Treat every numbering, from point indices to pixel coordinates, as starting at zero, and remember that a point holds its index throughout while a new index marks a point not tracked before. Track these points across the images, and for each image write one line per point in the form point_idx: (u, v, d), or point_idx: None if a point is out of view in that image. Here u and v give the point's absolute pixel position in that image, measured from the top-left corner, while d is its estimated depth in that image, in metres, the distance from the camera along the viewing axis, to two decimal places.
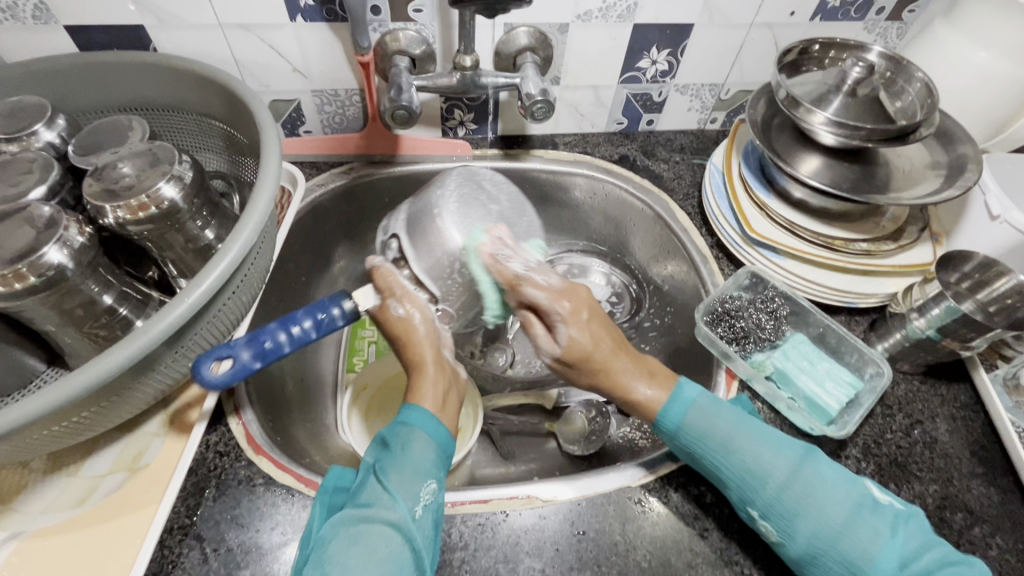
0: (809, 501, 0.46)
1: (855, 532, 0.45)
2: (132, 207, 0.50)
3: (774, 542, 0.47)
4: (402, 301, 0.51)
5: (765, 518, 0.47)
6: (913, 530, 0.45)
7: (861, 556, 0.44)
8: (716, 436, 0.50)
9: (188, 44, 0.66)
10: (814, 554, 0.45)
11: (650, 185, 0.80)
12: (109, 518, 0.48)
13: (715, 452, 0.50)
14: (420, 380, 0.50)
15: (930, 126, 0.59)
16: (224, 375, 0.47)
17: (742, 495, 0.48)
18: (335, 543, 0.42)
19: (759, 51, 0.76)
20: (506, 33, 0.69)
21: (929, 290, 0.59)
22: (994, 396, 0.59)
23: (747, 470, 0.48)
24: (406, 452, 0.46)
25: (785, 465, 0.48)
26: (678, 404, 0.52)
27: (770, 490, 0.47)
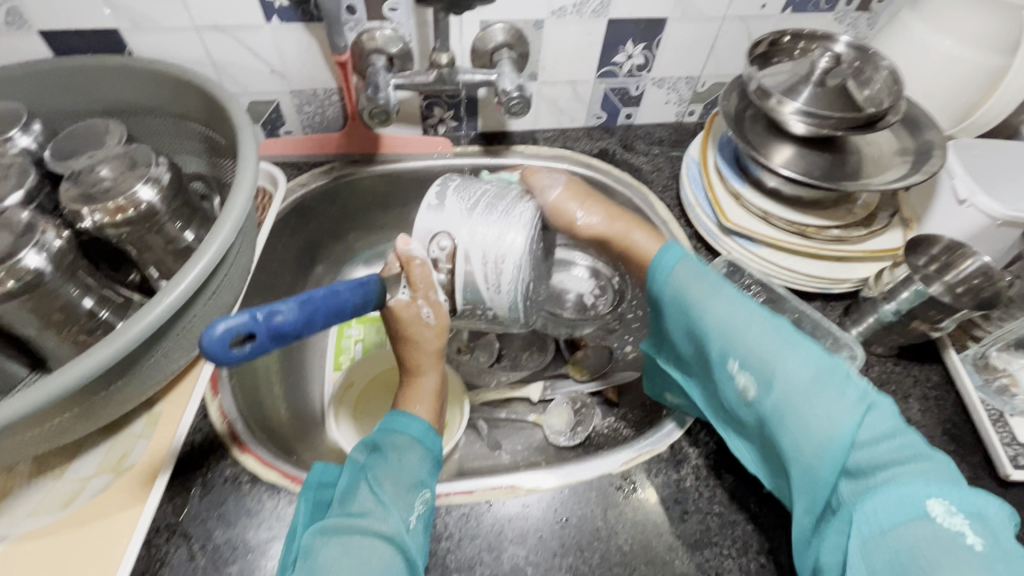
0: (784, 366, 0.45)
1: (823, 394, 0.43)
2: (109, 210, 0.50)
3: (749, 397, 0.47)
4: (430, 303, 0.53)
5: (743, 369, 0.48)
6: (889, 416, 0.43)
7: (825, 426, 0.43)
8: (693, 290, 0.52)
9: (164, 46, 0.66)
10: (780, 413, 0.45)
11: (629, 178, 0.81)
12: (95, 519, 0.48)
13: (699, 304, 0.51)
14: (421, 392, 0.55)
15: (896, 114, 0.61)
16: (247, 352, 0.39)
17: (722, 347, 0.49)
18: (327, 550, 0.42)
19: (732, 44, 0.77)
20: (482, 30, 0.70)
21: (898, 274, 0.61)
22: (964, 375, 0.61)
23: (727, 327, 0.49)
24: (402, 463, 0.48)
25: (768, 331, 0.47)
26: (669, 258, 0.55)
27: (749, 353, 0.47)
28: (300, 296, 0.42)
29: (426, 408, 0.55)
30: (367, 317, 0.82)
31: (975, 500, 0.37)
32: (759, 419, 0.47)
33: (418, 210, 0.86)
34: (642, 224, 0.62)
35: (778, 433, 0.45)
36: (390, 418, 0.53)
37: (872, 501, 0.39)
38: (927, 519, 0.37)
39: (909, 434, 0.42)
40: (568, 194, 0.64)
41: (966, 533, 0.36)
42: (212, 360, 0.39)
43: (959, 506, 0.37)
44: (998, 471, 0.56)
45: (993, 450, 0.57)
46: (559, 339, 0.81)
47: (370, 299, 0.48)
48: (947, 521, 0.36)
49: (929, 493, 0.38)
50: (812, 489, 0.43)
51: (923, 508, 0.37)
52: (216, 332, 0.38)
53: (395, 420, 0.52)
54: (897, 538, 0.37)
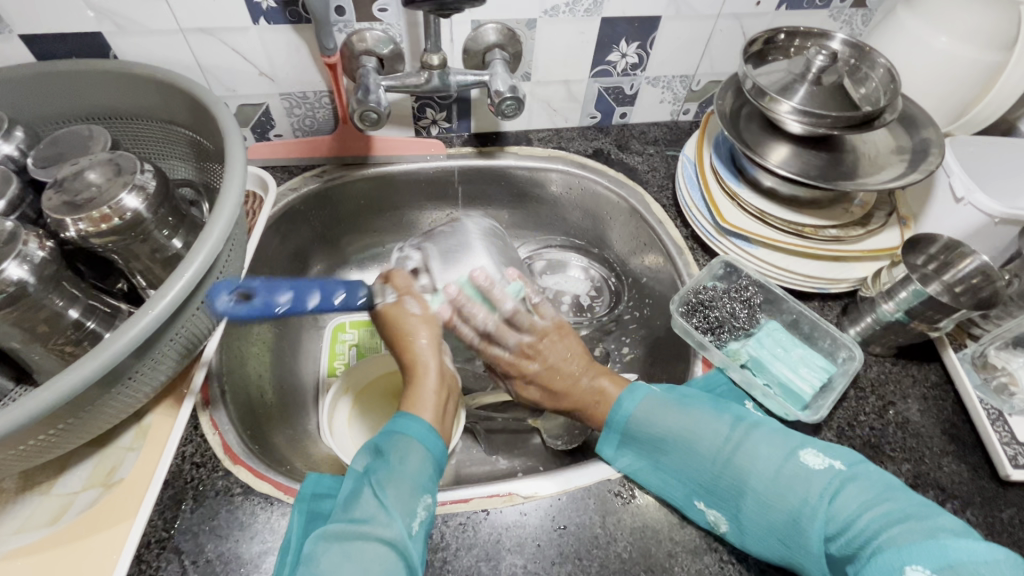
0: (742, 482, 0.47)
1: (789, 496, 0.45)
2: (94, 219, 0.49)
3: (723, 530, 0.49)
4: (416, 300, 0.57)
5: (711, 505, 0.49)
6: (861, 489, 0.43)
7: (800, 528, 0.44)
8: (659, 424, 0.52)
9: (150, 50, 0.65)
10: (758, 532, 0.46)
11: (624, 178, 0.80)
12: (84, 536, 0.47)
13: (659, 447, 0.52)
14: (422, 391, 0.51)
15: (893, 112, 0.60)
16: (231, 309, 0.47)
17: (690, 480, 0.50)
18: (328, 559, 0.42)
19: (727, 42, 0.76)
20: (474, 30, 0.69)
21: (895, 274, 0.60)
22: (963, 374, 0.61)
23: (685, 463, 0.50)
24: (404, 465, 0.46)
25: (719, 447, 0.49)
26: (629, 397, 0.55)
27: (708, 476, 0.49)
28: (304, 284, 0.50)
29: (432, 404, 0.51)
30: (361, 321, 0.82)
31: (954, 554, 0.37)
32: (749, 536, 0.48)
33: (411, 213, 0.85)
34: (596, 365, 0.60)
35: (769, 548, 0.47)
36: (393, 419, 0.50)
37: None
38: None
39: (887, 495, 0.43)
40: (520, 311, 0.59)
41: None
42: (212, 308, 0.48)
43: (932, 563, 0.37)
44: (997, 471, 0.56)
45: (992, 449, 0.56)
46: None
47: (355, 305, 0.56)
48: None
49: (902, 560, 0.38)
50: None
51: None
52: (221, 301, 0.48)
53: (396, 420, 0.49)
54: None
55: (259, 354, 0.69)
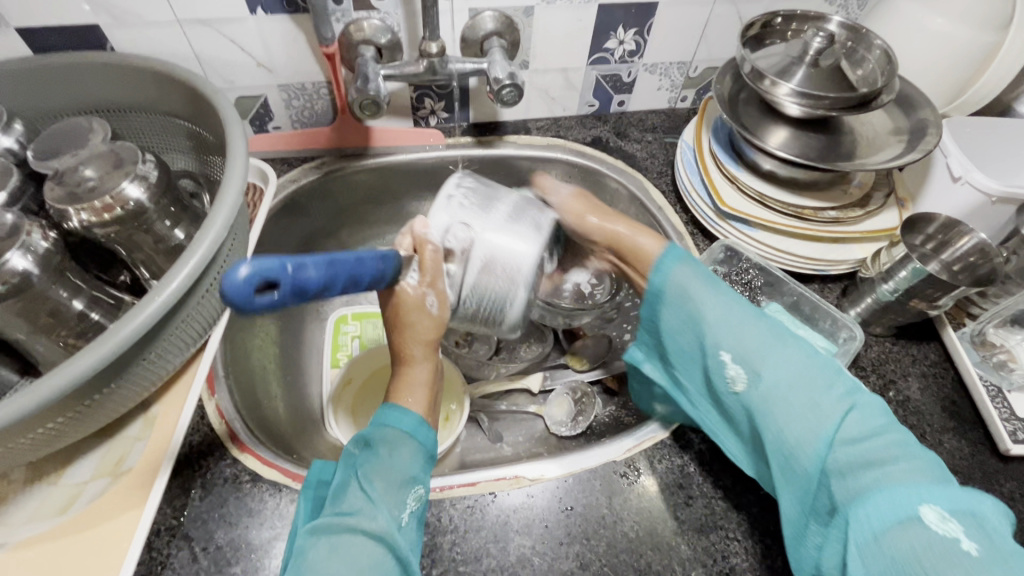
0: (771, 359, 0.45)
1: (811, 391, 0.43)
2: (96, 209, 0.49)
3: (737, 391, 0.47)
4: (436, 291, 0.51)
5: (734, 364, 0.47)
6: (876, 412, 0.43)
7: (811, 417, 0.42)
8: (694, 291, 0.50)
9: (147, 42, 0.65)
10: (770, 405, 0.44)
11: (623, 165, 0.80)
12: (94, 525, 0.48)
13: (694, 304, 0.50)
14: (414, 382, 0.53)
15: (890, 93, 0.60)
16: (269, 303, 0.35)
17: (714, 338, 0.48)
18: (316, 554, 0.41)
19: (724, 27, 0.77)
20: (472, 18, 0.69)
21: (895, 255, 0.60)
22: (962, 352, 0.61)
23: (721, 326, 0.48)
24: (394, 458, 0.47)
25: (756, 325, 0.47)
26: (669, 260, 0.52)
27: (732, 347, 0.47)
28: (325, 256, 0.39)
29: (420, 399, 0.53)
30: (362, 312, 0.82)
31: (971, 503, 0.36)
32: (749, 412, 0.46)
33: (411, 204, 0.86)
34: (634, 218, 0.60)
35: (765, 428, 0.45)
36: (385, 410, 0.51)
37: (865, 503, 0.38)
38: (916, 521, 0.36)
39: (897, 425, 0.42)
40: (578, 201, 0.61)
41: (961, 538, 0.35)
42: (223, 297, 0.33)
43: (948, 506, 0.36)
44: (997, 446, 0.57)
45: (992, 425, 0.57)
46: (558, 330, 0.81)
47: (386, 275, 0.47)
48: (939, 526, 0.35)
49: (920, 497, 0.36)
50: (799, 482, 0.43)
51: (914, 512, 0.36)
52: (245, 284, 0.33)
53: (389, 413, 0.50)
54: (893, 544, 0.36)
55: (262, 345, 0.69)
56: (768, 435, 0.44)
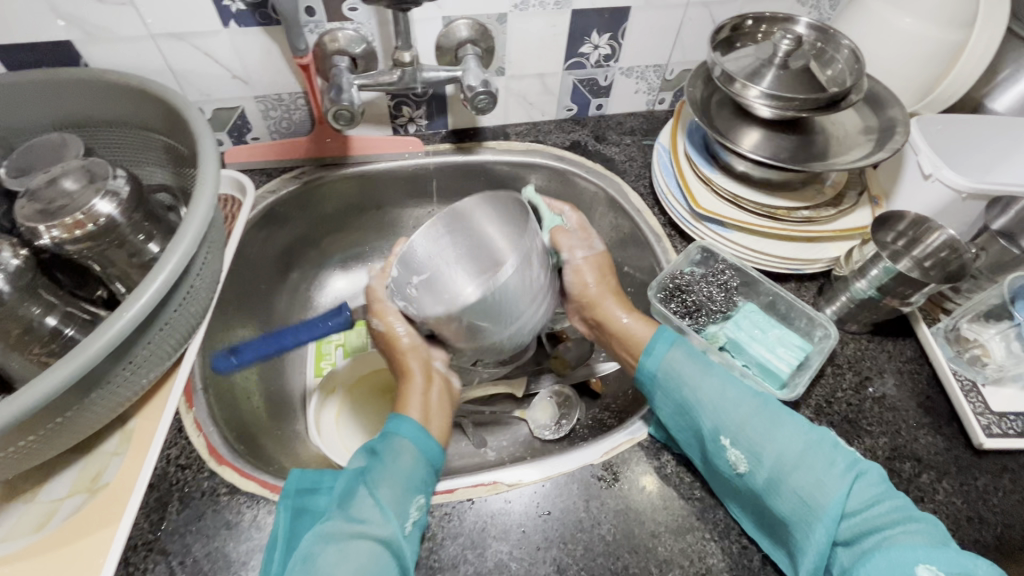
0: (769, 437, 0.48)
1: (811, 466, 0.46)
2: (67, 226, 0.49)
3: (740, 471, 0.48)
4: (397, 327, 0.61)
5: (735, 445, 0.49)
6: (873, 481, 0.46)
7: (813, 492, 0.45)
8: (687, 374, 0.53)
9: (121, 56, 0.65)
10: (773, 483, 0.46)
11: (602, 168, 0.81)
12: (71, 540, 0.48)
13: (690, 387, 0.53)
14: (410, 396, 0.57)
15: (858, 93, 0.61)
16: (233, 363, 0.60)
17: (713, 420, 0.50)
18: (327, 557, 0.43)
19: (697, 30, 0.77)
20: (445, 27, 0.69)
21: (866, 252, 0.62)
22: (937, 348, 0.62)
23: (719, 410, 0.50)
24: (398, 464, 0.49)
25: (750, 404, 0.50)
26: (659, 345, 0.56)
27: (729, 426, 0.49)
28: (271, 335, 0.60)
29: (417, 410, 0.56)
30: None
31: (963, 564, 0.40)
32: (751, 491, 0.48)
33: (392, 212, 0.86)
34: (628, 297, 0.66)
35: (772, 504, 0.47)
36: (390, 420, 0.54)
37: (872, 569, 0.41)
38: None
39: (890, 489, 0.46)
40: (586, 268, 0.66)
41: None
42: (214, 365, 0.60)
43: (945, 567, 0.40)
44: (972, 440, 0.57)
45: (966, 420, 0.58)
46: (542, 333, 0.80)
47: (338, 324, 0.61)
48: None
49: (917, 559, 0.40)
50: (807, 555, 0.45)
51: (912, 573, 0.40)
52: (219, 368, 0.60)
53: (391, 422, 0.53)
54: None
55: None
56: (776, 509, 0.46)
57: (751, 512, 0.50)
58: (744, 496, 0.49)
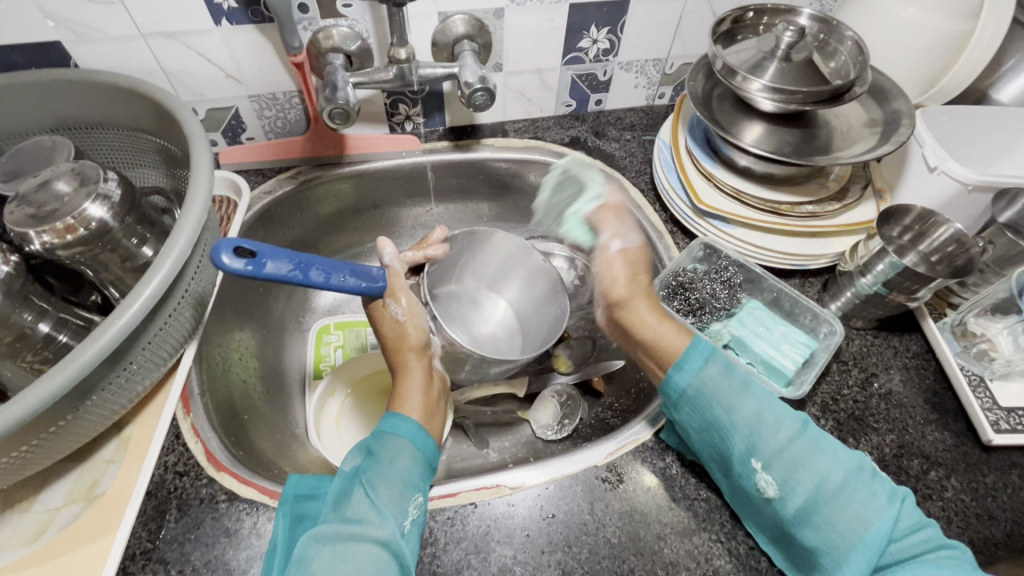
0: (809, 464, 0.45)
1: (853, 495, 0.43)
2: (58, 230, 0.48)
3: (769, 497, 0.46)
4: (400, 304, 0.57)
5: (768, 470, 0.45)
6: (905, 508, 0.44)
7: (850, 523, 0.43)
8: (722, 392, 0.48)
9: (111, 57, 0.64)
10: (806, 510, 0.44)
11: (602, 165, 0.80)
12: (68, 550, 0.47)
13: (725, 405, 0.48)
14: (409, 389, 0.54)
15: (862, 85, 0.60)
16: (240, 265, 0.45)
17: (748, 444, 0.46)
18: (323, 559, 0.42)
19: (697, 23, 0.76)
20: (441, 22, 0.68)
21: (872, 247, 0.60)
22: (943, 343, 0.61)
23: (755, 435, 0.46)
24: (394, 466, 0.47)
25: (790, 429, 0.46)
26: (693, 359, 0.50)
27: (764, 451, 0.46)
28: (294, 253, 0.49)
29: (416, 404, 0.53)
30: (345, 322, 0.82)
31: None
32: (779, 517, 0.46)
33: (391, 211, 0.85)
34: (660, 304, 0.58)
35: (798, 530, 0.45)
36: (386, 419, 0.51)
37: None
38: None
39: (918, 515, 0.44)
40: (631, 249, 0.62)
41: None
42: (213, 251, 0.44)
43: None
44: (980, 436, 0.56)
45: (974, 416, 0.57)
46: None
47: (372, 277, 0.56)
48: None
49: None
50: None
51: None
52: (221, 258, 0.44)
53: (387, 420, 0.51)
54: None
55: (242, 360, 0.68)
56: (803, 537, 0.44)
57: (770, 529, 0.48)
58: (768, 517, 0.47)
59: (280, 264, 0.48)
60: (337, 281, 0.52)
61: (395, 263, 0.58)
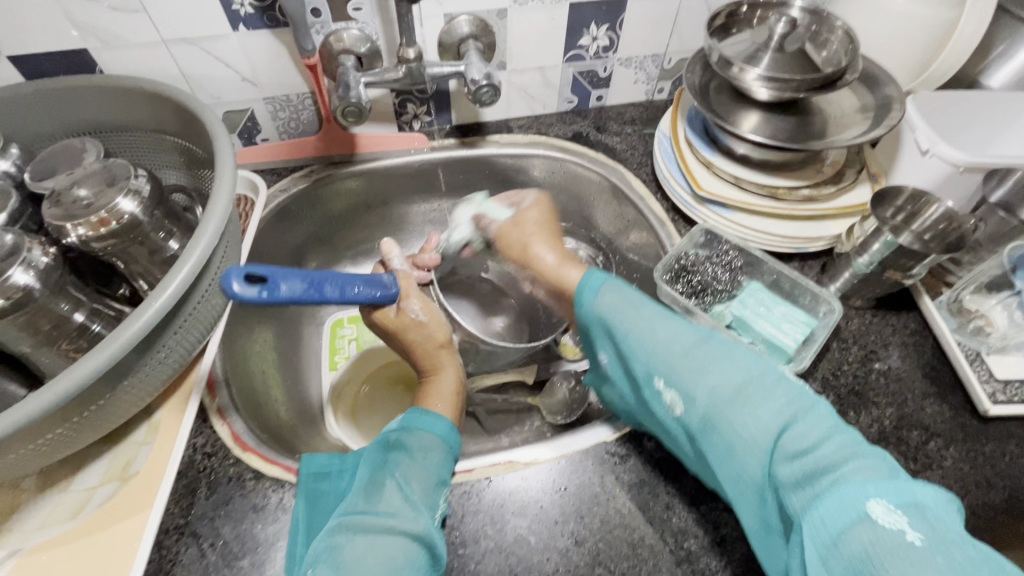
0: (707, 375, 0.45)
1: (746, 398, 0.43)
2: (93, 224, 0.52)
3: (677, 412, 0.47)
4: (417, 301, 0.61)
5: (670, 387, 0.47)
6: (822, 418, 0.41)
7: (753, 428, 0.42)
8: (622, 309, 0.51)
9: (134, 63, 0.67)
10: (709, 411, 0.44)
11: (604, 158, 0.82)
12: (105, 526, 0.50)
13: (621, 328, 0.51)
14: (442, 389, 0.61)
15: (853, 72, 0.62)
16: (259, 294, 0.44)
17: (645, 365, 0.49)
18: (355, 549, 0.43)
19: (693, 18, 0.79)
20: (447, 23, 0.71)
21: (867, 227, 0.62)
22: (940, 320, 0.63)
23: (645, 343, 0.49)
24: (426, 459, 0.50)
25: (688, 342, 0.48)
26: (590, 287, 0.54)
27: (663, 364, 0.48)
28: (304, 272, 0.49)
29: (447, 403, 0.59)
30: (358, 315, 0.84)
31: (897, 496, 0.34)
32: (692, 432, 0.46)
33: (400, 208, 0.88)
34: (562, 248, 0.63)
35: (708, 445, 0.45)
36: (412, 414, 0.54)
37: (822, 508, 0.36)
38: (867, 521, 0.34)
39: (823, 416, 0.41)
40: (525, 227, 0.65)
41: (906, 528, 0.33)
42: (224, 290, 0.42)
43: (896, 501, 0.34)
44: (977, 407, 0.58)
45: (971, 388, 0.59)
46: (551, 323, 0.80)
47: (381, 283, 0.59)
48: (887, 520, 0.33)
49: (867, 491, 0.35)
50: (750, 495, 0.42)
51: (862, 509, 0.34)
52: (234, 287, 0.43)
53: (419, 419, 0.54)
54: (848, 546, 0.33)
55: (261, 352, 0.71)
56: (711, 447, 0.44)
57: (707, 467, 0.47)
58: (687, 439, 0.47)
59: (290, 289, 0.46)
60: (350, 292, 0.54)
61: (401, 266, 0.64)
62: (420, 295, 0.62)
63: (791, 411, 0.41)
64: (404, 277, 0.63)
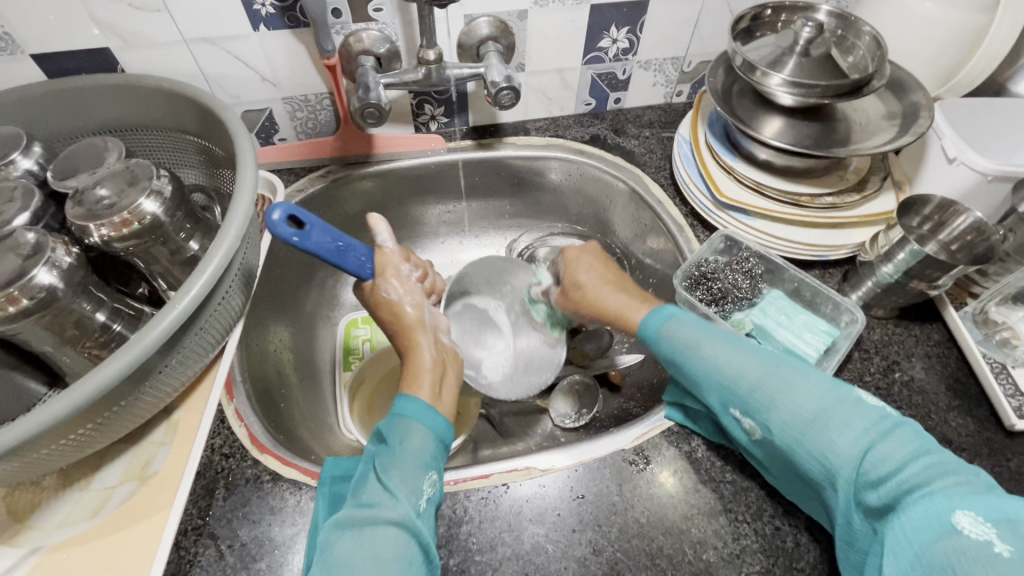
0: (783, 399, 0.45)
1: (822, 423, 0.43)
2: (115, 224, 0.52)
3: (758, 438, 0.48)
4: (395, 279, 0.61)
5: (746, 416, 0.48)
6: (905, 438, 0.40)
7: (829, 451, 0.42)
8: (693, 342, 0.52)
9: (155, 62, 0.67)
10: (784, 437, 0.45)
11: (622, 161, 0.82)
12: (124, 526, 0.50)
13: (692, 360, 0.52)
14: (420, 366, 0.56)
15: (881, 78, 0.61)
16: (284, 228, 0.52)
17: (719, 397, 0.50)
18: (342, 544, 0.43)
19: (715, 21, 0.78)
20: (467, 25, 0.71)
21: (893, 236, 0.62)
22: (965, 331, 0.62)
23: (717, 372, 0.50)
24: (405, 446, 0.49)
25: (762, 368, 0.48)
26: (654, 322, 0.56)
27: (738, 391, 0.48)
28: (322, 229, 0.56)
29: (428, 382, 0.54)
30: (372, 316, 0.85)
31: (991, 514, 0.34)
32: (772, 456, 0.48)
33: (415, 209, 0.88)
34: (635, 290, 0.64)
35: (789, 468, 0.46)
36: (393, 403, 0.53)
37: (905, 529, 0.37)
38: (954, 534, 0.34)
39: (901, 433, 0.41)
40: (598, 272, 0.65)
41: (995, 540, 0.33)
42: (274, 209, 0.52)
43: (989, 516, 0.34)
44: (1003, 421, 0.57)
45: (997, 402, 0.57)
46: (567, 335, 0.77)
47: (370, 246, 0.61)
48: (974, 532, 0.34)
49: (955, 507, 0.35)
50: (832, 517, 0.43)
51: (950, 524, 0.35)
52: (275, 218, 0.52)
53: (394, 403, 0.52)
54: (933, 556, 0.34)
55: (277, 354, 0.71)
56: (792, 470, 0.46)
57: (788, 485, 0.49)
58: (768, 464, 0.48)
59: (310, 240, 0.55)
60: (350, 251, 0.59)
61: (391, 245, 0.62)
62: (397, 275, 0.61)
63: (869, 432, 0.41)
64: (382, 253, 0.61)
